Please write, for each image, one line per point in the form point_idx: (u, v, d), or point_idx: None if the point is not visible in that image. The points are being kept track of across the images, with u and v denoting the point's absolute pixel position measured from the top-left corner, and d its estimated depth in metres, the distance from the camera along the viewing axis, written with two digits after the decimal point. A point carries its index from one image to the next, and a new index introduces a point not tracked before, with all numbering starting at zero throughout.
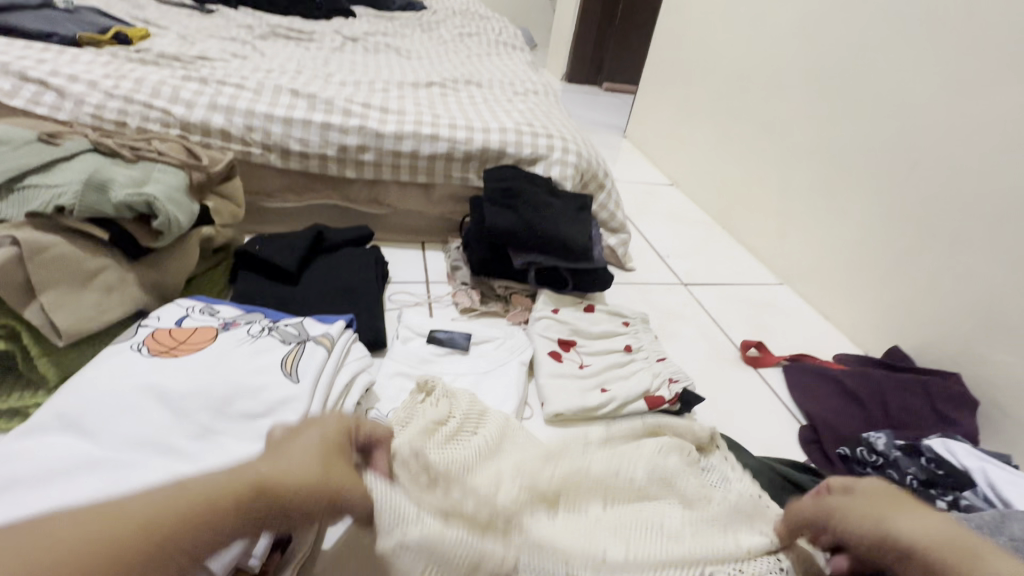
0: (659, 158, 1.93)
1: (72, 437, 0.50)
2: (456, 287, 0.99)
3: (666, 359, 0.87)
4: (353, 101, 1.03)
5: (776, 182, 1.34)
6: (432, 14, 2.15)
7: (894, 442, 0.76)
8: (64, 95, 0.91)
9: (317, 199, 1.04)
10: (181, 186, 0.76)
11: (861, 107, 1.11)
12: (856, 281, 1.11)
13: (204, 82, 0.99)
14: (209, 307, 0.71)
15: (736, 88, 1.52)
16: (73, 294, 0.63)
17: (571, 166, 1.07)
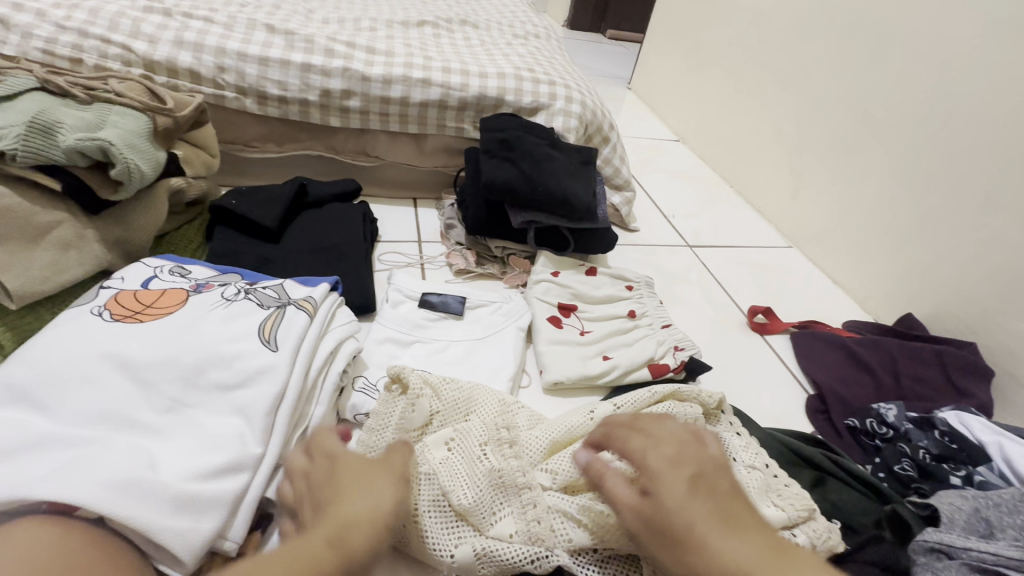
0: (666, 111, 1.83)
1: (23, 411, 0.45)
2: (450, 247, 0.93)
3: (671, 325, 0.83)
4: (335, 39, 0.93)
5: (791, 138, 1.26)
6: None
7: (906, 415, 0.73)
8: (10, 28, 0.82)
9: (299, 150, 0.96)
10: (143, 131, 0.68)
11: (889, 55, 1.02)
12: (871, 244, 1.06)
13: (168, 14, 0.89)
14: (180, 267, 0.65)
15: (753, 34, 1.40)
16: (24, 252, 0.57)
17: (575, 117, 0.99)
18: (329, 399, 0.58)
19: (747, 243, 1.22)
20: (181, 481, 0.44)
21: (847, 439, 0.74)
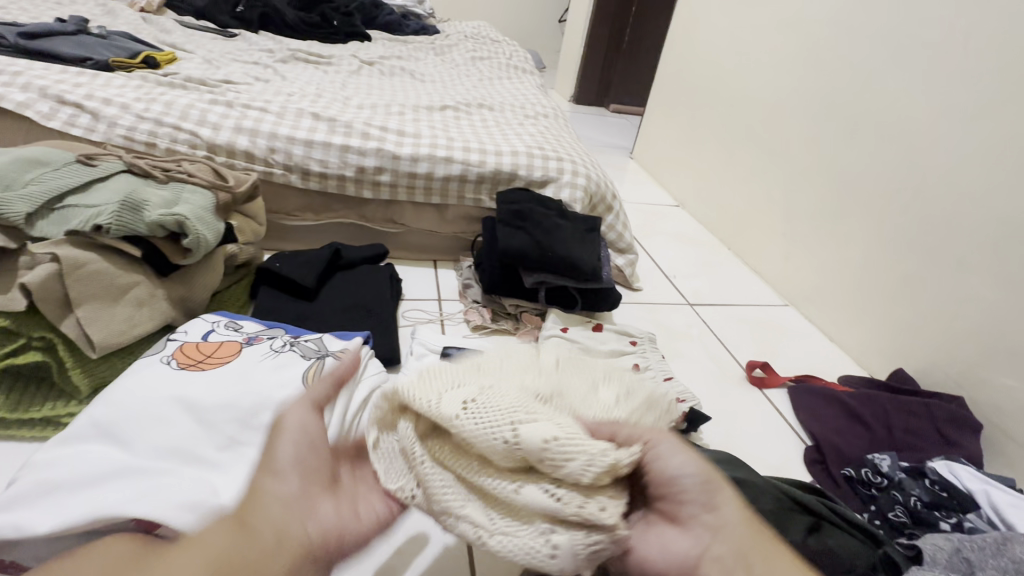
0: (666, 179, 1.97)
1: (106, 446, 0.53)
2: (468, 304, 1.02)
3: (674, 379, 0.88)
4: (371, 124, 1.08)
5: (781, 205, 1.37)
6: (444, 39, 2.25)
7: (899, 464, 0.77)
8: (98, 118, 0.95)
9: (335, 219, 1.08)
10: (208, 207, 0.79)
11: (861, 133, 1.14)
12: (863, 303, 1.12)
13: (229, 106, 1.03)
14: (233, 322, 0.74)
15: (741, 112, 1.55)
16: (107, 308, 0.66)
17: (581, 189, 1.11)
18: None
19: (745, 301, 1.29)
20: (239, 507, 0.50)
21: (844, 488, 0.78)
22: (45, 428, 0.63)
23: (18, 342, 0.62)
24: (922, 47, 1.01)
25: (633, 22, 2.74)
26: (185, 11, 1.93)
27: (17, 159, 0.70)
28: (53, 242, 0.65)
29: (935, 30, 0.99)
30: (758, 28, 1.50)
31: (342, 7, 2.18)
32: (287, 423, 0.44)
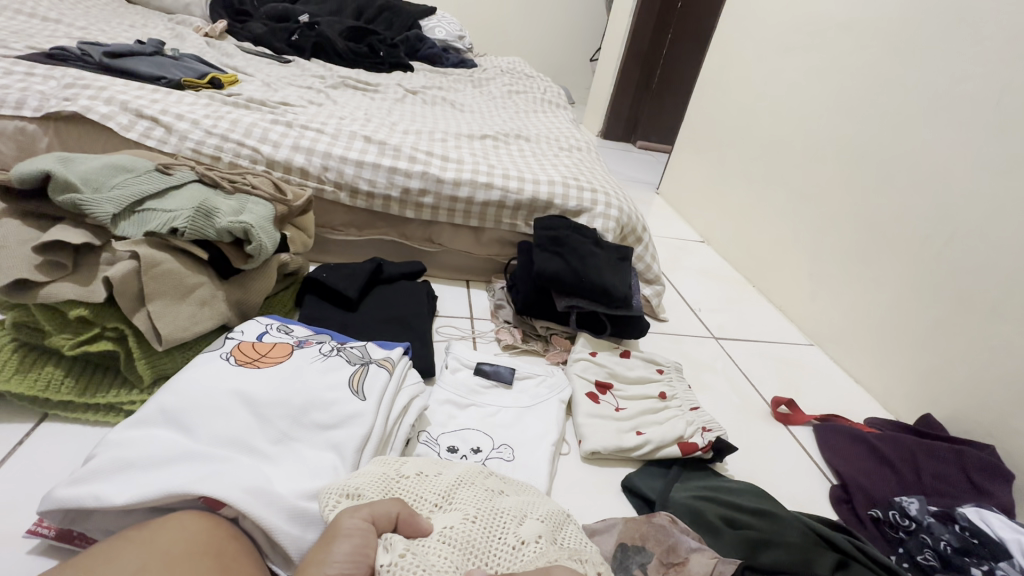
0: (691, 215, 2.01)
1: (171, 432, 0.57)
2: (499, 324, 1.05)
3: (700, 409, 0.90)
4: (418, 149, 1.14)
5: (807, 246, 1.39)
6: (482, 72, 2.35)
7: (927, 508, 0.77)
8: (171, 131, 1.03)
9: (377, 236, 1.14)
10: (270, 217, 0.85)
11: (891, 180, 1.17)
12: (889, 349, 1.13)
13: (289, 126, 1.11)
14: (285, 326, 0.79)
15: (770, 155, 1.59)
16: (174, 305, 0.71)
17: (613, 220, 1.15)
18: (400, 446, 0.68)
19: (770, 339, 1.30)
20: (294, 498, 0.54)
21: (870, 529, 0.78)
22: (108, 414, 0.68)
23: (93, 331, 0.67)
24: (955, 100, 1.04)
25: (663, 64, 2.83)
26: (244, 37, 2.06)
27: (105, 164, 0.77)
28: (133, 241, 0.71)
29: (968, 85, 1.03)
30: (790, 77, 1.55)
31: (388, 39, 2.31)
32: (345, 528, 0.46)
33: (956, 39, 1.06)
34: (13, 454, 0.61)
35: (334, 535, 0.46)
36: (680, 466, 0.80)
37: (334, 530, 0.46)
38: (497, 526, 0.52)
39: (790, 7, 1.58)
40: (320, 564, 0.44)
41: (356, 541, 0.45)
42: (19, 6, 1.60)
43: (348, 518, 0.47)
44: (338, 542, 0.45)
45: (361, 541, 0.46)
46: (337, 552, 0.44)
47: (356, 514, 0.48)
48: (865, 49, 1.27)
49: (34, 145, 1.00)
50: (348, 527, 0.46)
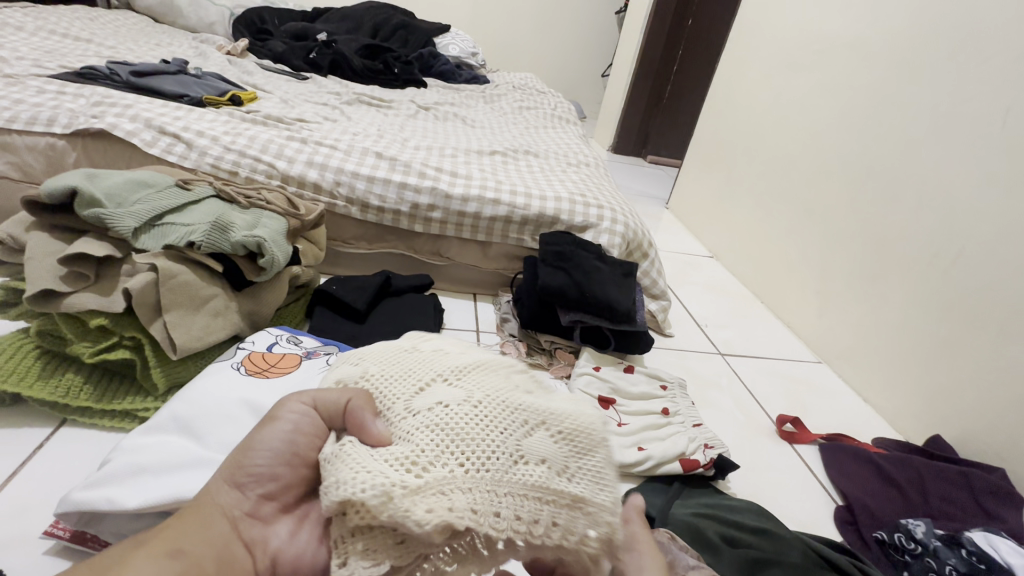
0: (700, 230, 2.01)
1: (181, 438, 0.59)
2: (504, 337, 1.07)
3: (702, 425, 0.90)
4: (428, 164, 1.17)
5: (816, 262, 1.39)
6: (494, 89, 2.40)
7: (934, 531, 0.76)
8: (191, 147, 1.07)
9: (386, 249, 1.17)
10: (282, 231, 0.88)
11: (900, 197, 1.16)
12: (897, 367, 1.12)
13: (304, 142, 1.15)
14: (294, 337, 0.81)
15: (778, 171, 1.60)
16: (189, 315, 0.74)
17: (619, 235, 1.16)
18: None
19: (777, 355, 1.30)
20: None
21: (875, 551, 0.77)
22: (123, 420, 0.70)
23: (112, 339, 0.70)
24: (962, 119, 1.05)
25: (674, 80, 2.86)
26: (264, 55, 2.13)
27: (127, 180, 0.80)
28: (152, 254, 0.74)
29: (974, 104, 1.03)
30: (798, 94, 1.56)
31: (403, 56, 2.37)
32: (281, 414, 0.44)
33: (963, 59, 1.06)
34: (33, 458, 0.64)
35: (273, 418, 0.44)
36: (682, 482, 0.81)
37: (272, 413, 0.44)
38: (500, 416, 0.40)
39: (798, 25, 1.60)
40: (247, 451, 0.43)
41: (288, 427, 0.43)
42: (53, 27, 1.68)
43: (289, 402, 0.44)
44: (272, 425, 0.43)
45: (292, 428, 0.43)
46: (267, 437, 0.43)
47: (300, 399, 0.44)
48: (873, 68, 1.28)
49: (63, 160, 1.05)
50: (287, 409, 0.44)
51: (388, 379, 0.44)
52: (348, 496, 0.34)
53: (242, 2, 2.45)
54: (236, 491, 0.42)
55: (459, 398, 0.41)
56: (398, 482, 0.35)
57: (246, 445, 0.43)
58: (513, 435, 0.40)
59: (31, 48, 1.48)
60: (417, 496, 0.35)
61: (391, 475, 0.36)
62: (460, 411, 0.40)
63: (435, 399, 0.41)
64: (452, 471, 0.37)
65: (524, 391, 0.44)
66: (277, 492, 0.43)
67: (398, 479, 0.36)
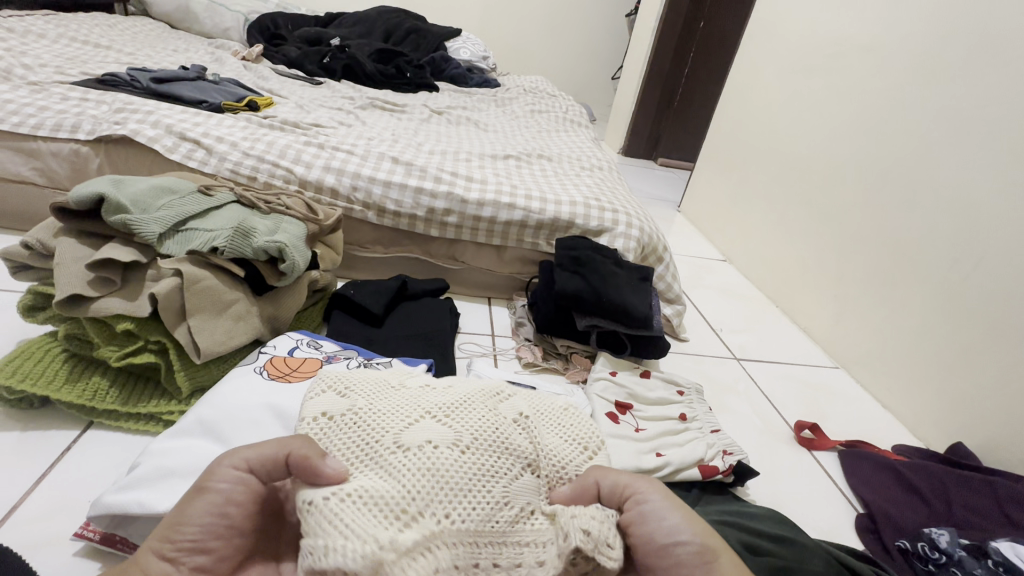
0: (713, 233, 2.00)
1: (208, 442, 0.60)
2: (520, 342, 1.07)
3: (721, 431, 0.90)
4: (443, 169, 1.18)
5: (832, 266, 1.38)
6: (505, 92, 2.40)
7: (958, 541, 0.76)
8: (211, 153, 1.08)
9: (403, 253, 1.18)
10: (302, 236, 0.89)
11: (917, 202, 1.15)
12: (916, 373, 1.11)
13: (321, 147, 1.16)
14: (314, 341, 0.82)
15: (793, 174, 1.59)
16: (212, 320, 0.75)
17: (634, 240, 1.16)
18: None
19: (794, 361, 1.29)
20: None
21: (899, 561, 0.76)
22: (148, 423, 0.71)
23: (137, 343, 0.71)
24: (981, 123, 1.04)
25: (685, 82, 2.85)
26: (279, 60, 2.15)
27: (152, 186, 0.82)
28: (176, 259, 0.75)
29: (994, 108, 1.02)
30: (813, 98, 1.55)
31: (414, 61, 2.38)
32: (211, 483, 0.44)
33: (984, 62, 1.05)
34: (61, 461, 0.65)
35: (203, 488, 0.44)
36: (701, 489, 0.80)
37: (202, 482, 0.45)
38: (485, 459, 0.49)
39: (814, 28, 1.58)
40: (174, 525, 0.43)
41: (219, 500, 0.44)
42: (73, 34, 1.71)
43: (218, 470, 0.45)
44: (199, 498, 0.44)
45: (222, 499, 0.44)
46: (195, 512, 0.43)
47: (229, 463, 0.45)
48: (890, 70, 1.27)
49: (87, 166, 1.06)
50: (219, 479, 0.45)
51: (376, 415, 0.52)
52: (326, 563, 0.38)
53: (256, 8, 2.47)
54: (167, 563, 0.42)
55: (443, 440, 0.50)
56: (393, 540, 0.40)
57: (173, 518, 0.43)
58: (498, 477, 0.49)
59: (53, 55, 1.51)
60: (403, 560, 0.39)
61: (383, 536, 0.40)
62: (446, 455, 0.48)
63: (424, 441, 0.49)
64: (438, 524, 0.44)
65: (499, 424, 0.54)
66: (212, 559, 0.44)
67: (389, 527, 0.41)
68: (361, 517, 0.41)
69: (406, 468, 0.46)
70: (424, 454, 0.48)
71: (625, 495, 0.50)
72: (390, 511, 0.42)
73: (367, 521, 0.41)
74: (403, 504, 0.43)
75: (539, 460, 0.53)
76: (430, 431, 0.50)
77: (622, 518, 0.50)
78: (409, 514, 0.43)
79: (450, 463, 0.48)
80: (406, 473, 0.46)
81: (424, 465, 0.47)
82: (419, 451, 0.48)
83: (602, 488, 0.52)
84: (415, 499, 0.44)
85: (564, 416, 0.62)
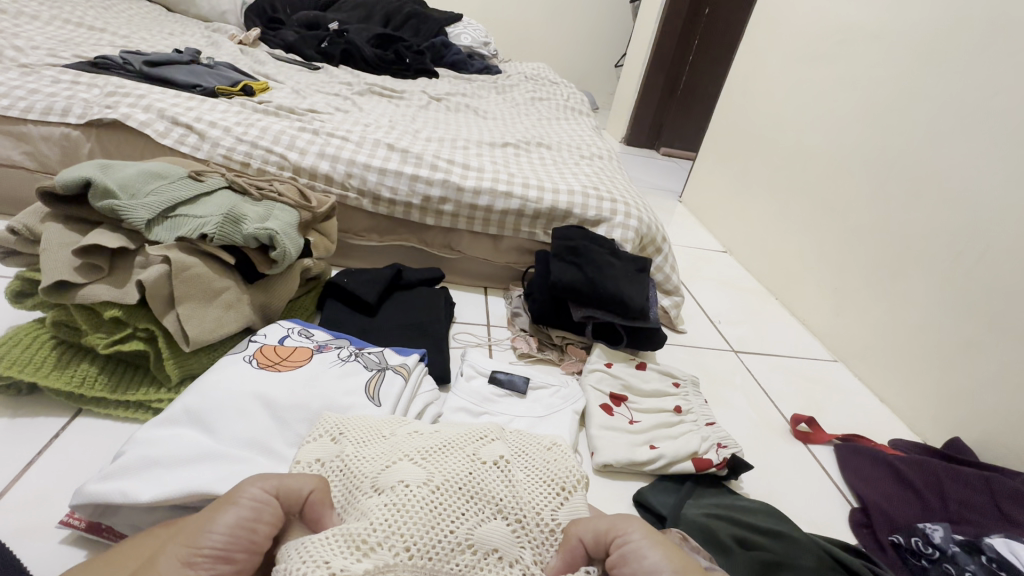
0: (714, 225, 1.98)
1: (194, 431, 0.59)
2: (515, 333, 1.06)
3: (715, 424, 0.89)
4: (439, 156, 1.16)
5: (832, 260, 1.36)
6: (505, 79, 2.37)
7: (953, 537, 0.75)
8: (204, 138, 1.07)
9: (398, 242, 1.16)
10: (294, 223, 0.88)
11: (922, 196, 1.13)
12: (915, 368, 1.10)
13: (316, 133, 1.14)
14: (306, 330, 0.81)
15: (796, 165, 1.57)
16: (201, 307, 0.74)
17: (632, 230, 1.14)
18: None
19: (792, 354, 1.28)
20: None
21: (892, 555, 0.76)
22: (137, 410, 0.71)
23: (126, 331, 0.70)
24: (988, 114, 1.01)
25: (689, 70, 2.80)
26: (276, 44, 2.12)
27: (140, 172, 0.80)
28: (165, 246, 0.74)
29: (1003, 98, 0.99)
30: (818, 86, 1.52)
31: (414, 46, 2.35)
32: (240, 498, 0.45)
33: (993, 51, 1.02)
34: (49, 448, 0.65)
35: (231, 501, 0.45)
36: (694, 481, 0.79)
37: (229, 496, 0.45)
38: (454, 499, 0.49)
39: (821, 14, 1.55)
40: (199, 534, 0.42)
41: (248, 513, 0.44)
42: (66, 15, 1.68)
43: (249, 487, 0.46)
44: (227, 510, 0.44)
45: (252, 515, 0.44)
46: (222, 521, 0.43)
47: (258, 485, 0.46)
48: (898, 58, 1.24)
49: (77, 151, 1.05)
50: (245, 496, 0.45)
51: (361, 461, 0.54)
52: None
53: None
54: (186, 570, 0.40)
55: (417, 480, 0.50)
56: (345, 569, 0.41)
57: (201, 525, 0.42)
58: (462, 518, 0.48)
59: (46, 37, 1.48)
60: None
61: (335, 563, 0.41)
62: (416, 492, 0.48)
63: (398, 482, 0.49)
64: (397, 556, 0.43)
65: (477, 469, 0.53)
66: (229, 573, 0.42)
67: (347, 557, 0.42)
68: (326, 544, 0.42)
69: (377, 508, 0.47)
70: (394, 493, 0.48)
71: (608, 541, 0.49)
72: (350, 544, 0.43)
73: (328, 549, 0.42)
74: (363, 539, 0.43)
75: (517, 504, 0.52)
76: (407, 472, 0.51)
77: (609, 563, 0.48)
78: (369, 545, 0.43)
79: (417, 501, 0.47)
80: (374, 511, 0.46)
81: (394, 503, 0.47)
82: (388, 493, 0.48)
83: (585, 541, 0.50)
84: (378, 531, 0.44)
85: (547, 460, 0.59)
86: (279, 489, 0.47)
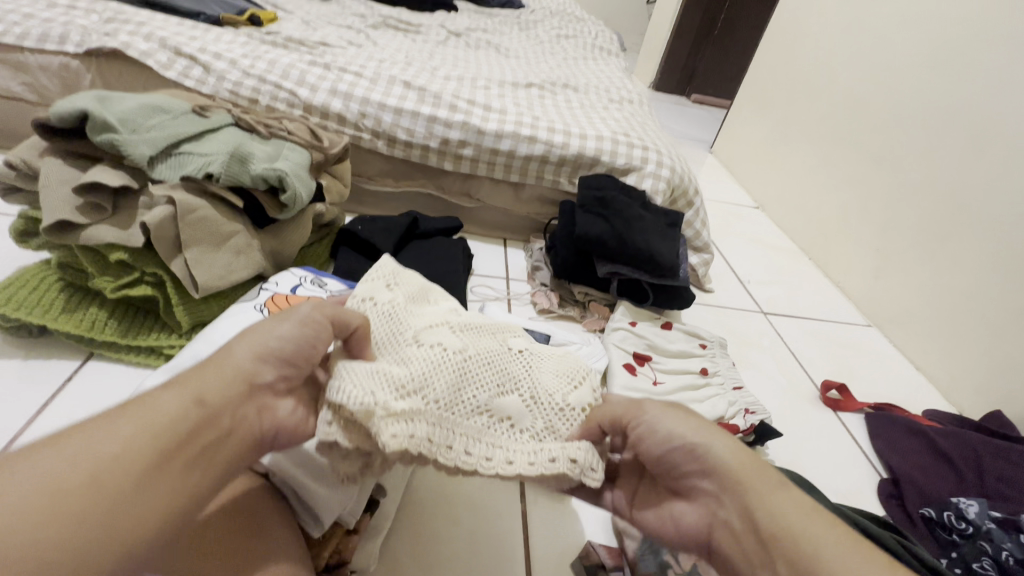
0: (747, 178, 1.87)
1: None
2: (536, 287, 1.01)
3: (743, 389, 0.85)
4: (459, 96, 1.07)
5: (876, 217, 1.27)
6: (530, 14, 2.20)
7: (989, 513, 0.70)
8: (209, 71, 1.00)
9: (415, 189, 1.11)
10: (305, 165, 0.82)
11: (987, 149, 1.02)
12: (958, 335, 1.04)
13: (328, 68, 1.06)
14: (319, 279, 0.77)
15: (844, 113, 1.44)
16: (210, 252, 0.70)
17: (664, 180, 1.07)
18: None
19: (823, 316, 1.22)
20: None
21: (920, 529, 0.73)
22: (149, 356, 0.69)
23: (133, 275, 0.67)
24: None
25: (730, 6, 2.57)
26: None
27: (140, 105, 0.75)
28: (169, 186, 0.69)
29: None
30: (879, 23, 1.36)
31: None
32: (298, 311, 0.41)
33: None
34: (62, 390, 0.64)
35: (285, 314, 0.41)
36: None
37: (288, 311, 0.42)
38: (479, 373, 0.46)
39: None
40: (263, 334, 0.40)
41: (299, 326, 0.41)
42: None
43: (306, 306, 0.42)
44: (283, 322, 0.41)
45: (309, 333, 0.41)
46: (279, 331, 0.40)
47: (319, 309, 0.42)
48: None
49: (78, 83, 0.99)
50: (303, 316, 0.41)
51: (411, 311, 0.50)
52: (335, 399, 0.39)
53: None
54: (257, 362, 0.39)
55: (453, 348, 0.47)
56: (387, 402, 0.39)
57: (264, 328, 0.40)
58: (485, 389, 0.46)
59: None
60: (393, 421, 0.39)
61: (380, 396, 0.39)
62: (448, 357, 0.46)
63: (440, 343, 0.46)
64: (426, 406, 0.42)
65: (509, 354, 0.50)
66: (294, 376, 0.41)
67: (391, 394, 0.40)
68: (376, 378, 0.41)
69: (417, 361, 0.44)
70: (435, 352, 0.45)
71: (627, 424, 0.44)
72: (393, 384, 0.41)
73: (375, 380, 0.40)
74: (402, 386, 0.41)
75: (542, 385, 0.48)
76: (448, 337, 0.48)
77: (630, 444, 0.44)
78: (405, 390, 0.41)
79: (448, 368, 0.45)
80: (412, 365, 0.44)
81: (433, 362, 0.44)
82: (427, 352, 0.45)
83: (605, 425, 0.45)
84: (416, 381, 0.42)
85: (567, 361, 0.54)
86: (328, 315, 0.42)
